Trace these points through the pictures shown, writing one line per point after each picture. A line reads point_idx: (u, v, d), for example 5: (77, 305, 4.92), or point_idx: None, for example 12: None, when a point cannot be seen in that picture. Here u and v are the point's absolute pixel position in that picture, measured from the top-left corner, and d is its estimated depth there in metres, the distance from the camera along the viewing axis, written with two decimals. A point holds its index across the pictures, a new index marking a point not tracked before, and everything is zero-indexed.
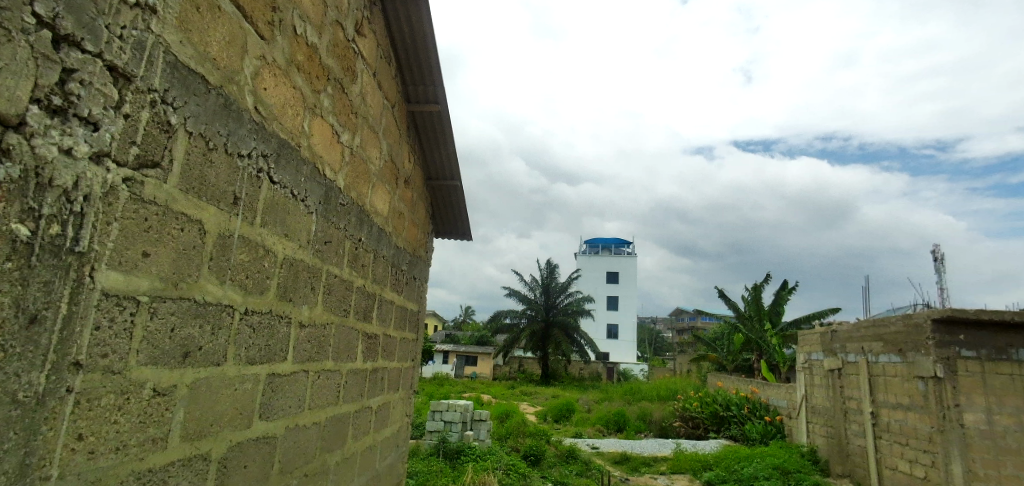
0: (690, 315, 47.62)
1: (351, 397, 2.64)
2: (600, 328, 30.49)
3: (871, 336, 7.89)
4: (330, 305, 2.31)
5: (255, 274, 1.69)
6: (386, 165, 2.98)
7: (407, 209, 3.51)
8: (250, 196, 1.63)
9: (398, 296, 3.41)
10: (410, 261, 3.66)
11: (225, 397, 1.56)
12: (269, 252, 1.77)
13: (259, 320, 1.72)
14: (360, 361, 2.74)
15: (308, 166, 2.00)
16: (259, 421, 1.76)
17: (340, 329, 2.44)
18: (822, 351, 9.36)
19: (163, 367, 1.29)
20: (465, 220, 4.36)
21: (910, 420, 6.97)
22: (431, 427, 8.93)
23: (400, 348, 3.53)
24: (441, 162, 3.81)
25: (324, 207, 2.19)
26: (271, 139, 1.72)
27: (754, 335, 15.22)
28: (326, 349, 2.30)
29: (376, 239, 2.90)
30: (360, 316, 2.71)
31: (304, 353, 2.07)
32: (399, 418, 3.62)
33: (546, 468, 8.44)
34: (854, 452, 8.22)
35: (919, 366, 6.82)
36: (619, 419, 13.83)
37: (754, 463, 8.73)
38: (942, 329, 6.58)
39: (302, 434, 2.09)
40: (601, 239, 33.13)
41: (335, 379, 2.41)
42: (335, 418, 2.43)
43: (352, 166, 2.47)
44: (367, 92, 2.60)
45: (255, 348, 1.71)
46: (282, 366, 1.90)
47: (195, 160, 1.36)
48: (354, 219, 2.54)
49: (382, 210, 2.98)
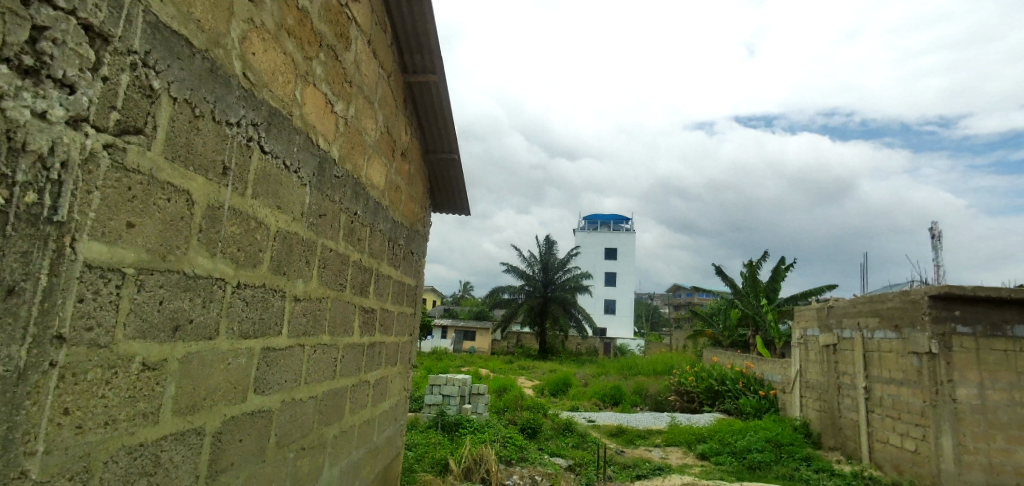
0: (687, 291, 47.85)
1: (348, 372, 2.63)
2: (597, 304, 30.67)
3: (868, 312, 7.92)
4: (325, 280, 2.27)
5: (247, 247, 1.64)
6: (382, 137, 2.91)
7: (404, 183, 3.44)
8: (240, 167, 1.57)
9: (395, 270, 3.37)
10: (407, 235, 3.62)
11: (218, 372, 1.54)
12: (262, 225, 1.72)
13: (252, 294, 1.69)
14: (357, 336, 2.72)
15: (301, 136, 1.94)
16: (254, 396, 1.74)
17: (337, 303, 2.41)
18: (818, 327, 9.41)
19: (152, 341, 1.26)
20: (464, 194, 4.30)
21: (903, 395, 7.04)
22: (430, 400, 9.00)
23: (397, 322, 3.51)
24: (439, 135, 3.73)
25: (319, 179, 2.13)
26: (261, 107, 1.66)
27: (750, 310, 15.32)
28: (323, 324, 2.27)
29: (372, 213, 2.85)
30: (357, 290, 2.69)
31: (300, 327, 2.05)
32: (397, 391, 3.62)
33: (542, 440, 8.56)
34: (846, 425, 8.33)
35: (914, 342, 6.86)
36: (615, 393, 13.99)
37: (747, 436, 8.86)
38: (939, 305, 6.59)
39: (298, 408, 2.07)
40: (599, 215, 33.06)
41: (331, 354, 2.39)
42: (332, 392, 2.42)
43: (347, 137, 2.41)
44: (362, 61, 2.53)
45: (248, 321, 1.68)
46: (277, 340, 1.87)
47: (180, 128, 1.31)
48: (350, 192, 2.49)
49: (378, 183, 2.92)
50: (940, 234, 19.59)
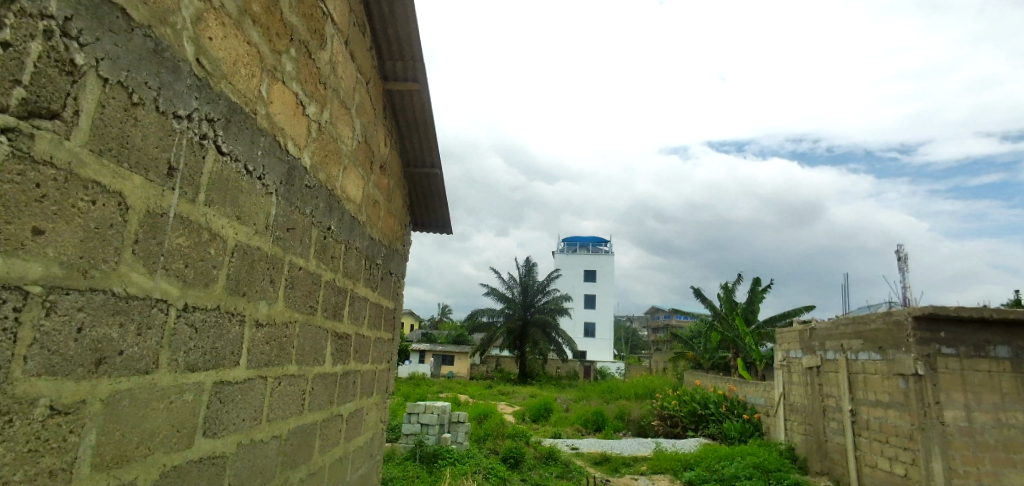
0: (665, 312, 47.98)
1: (319, 405, 2.35)
2: (577, 327, 30.45)
3: (851, 333, 7.87)
4: (293, 302, 2.02)
5: (198, 263, 1.40)
6: (360, 146, 2.69)
7: (382, 197, 3.22)
8: (190, 168, 1.34)
9: (373, 292, 3.13)
10: (386, 254, 3.39)
11: (156, 414, 1.28)
12: (217, 237, 1.48)
13: (203, 317, 1.44)
14: (329, 365, 2.46)
15: (266, 138, 1.72)
16: (203, 439, 1.48)
17: (306, 328, 2.15)
18: (800, 348, 9.34)
19: (65, 379, 1.01)
20: (445, 211, 4.09)
21: (890, 417, 6.93)
22: (408, 429, 8.61)
23: (374, 348, 3.25)
24: (420, 148, 3.54)
25: (287, 189, 1.91)
26: (219, 101, 1.44)
27: (729, 332, 15.27)
28: (289, 352, 2.01)
29: (348, 229, 2.61)
30: (330, 314, 2.44)
31: (261, 357, 1.79)
32: (373, 424, 3.34)
33: (525, 471, 8.21)
34: (833, 449, 8.21)
35: (899, 364, 6.75)
36: (597, 419, 13.69)
37: (734, 462, 8.65)
38: (923, 326, 6.50)
39: (258, 451, 1.80)
40: (578, 238, 33.08)
41: (299, 386, 2.12)
42: (299, 429, 2.14)
43: (320, 144, 2.19)
44: (338, 62, 2.32)
45: (197, 352, 1.42)
46: (233, 372, 1.61)
47: (113, 116, 1.08)
48: (323, 204, 2.26)
49: (355, 195, 2.69)
50: (906, 256, 20.20)
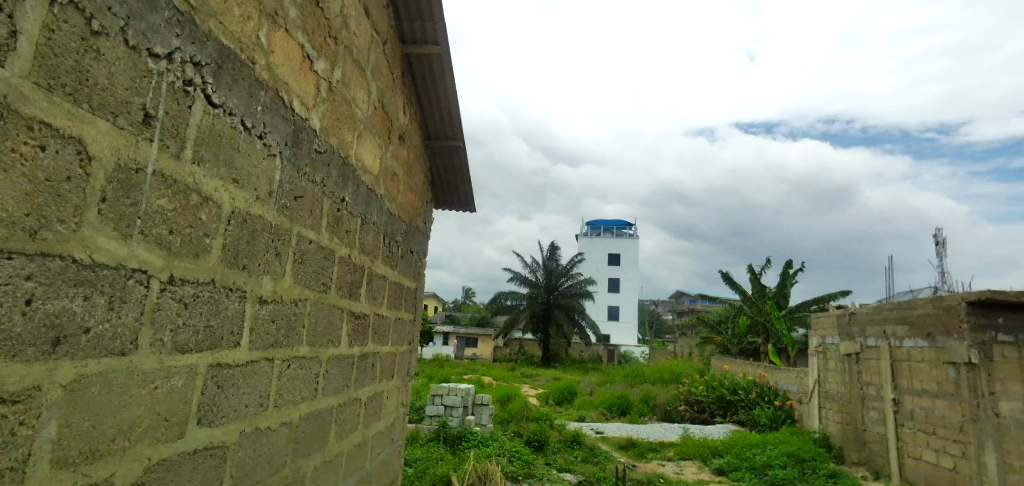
0: (690, 296, 47.30)
1: (334, 390, 2.19)
2: (601, 310, 30.16)
3: (895, 318, 7.45)
4: (303, 279, 1.84)
5: (187, 230, 1.22)
6: (376, 112, 2.50)
7: (401, 170, 3.02)
8: (172, 118, 1.15)
9: (392, 270, 2.95)
10: (406, 231, 3.21)
11: (138, 402, 1.11)
12: (209, 200, 1.30)
13: (195, 293, 1.26)
14: (345, 347, 2.29)
15: (268, 93, 1.53)
16: (197, 429, 1.31)
17: (318, 307, 1.98)
18: (838, 334, 8.94)
19: (12, 362, 0.85)
20: (469, 187, 3.89)
21: (937, 408, 6.56)
22: (431, 411, 8.53)
23: (394, 330, 3.08)
24: (441, 119, 3.33)
25: (294, 153, 1.72)
26: (208, 43, 1.25)
27: (759, 317, 14.81)
28: (299, 333, 1.84)
29: (364, 202, 2.43)
30: (346, 293, 2.27)
31: (267, 339, 1.62)
32: (394, 408, 3.18)
33: (550, 454, 8.09)
34: (872, 439, 7.87)
35: (950, 351, 6.39)
36: (622, 403, 13.50)
37: (767, 450, 8.36)
38: (978, 312, 6.12)
39: (265, 440, 1.64)
40: (603, 221, 32.59)
41: (312, 369, 1.95)
42: (312, 416, 1.98)
43: (332, 105, 1.99)
44: (351, 17, 2.11)
45: (188, 331, 1.25)
46: (233, 353, 1.44)
47: (64, 43, 0.90)
48: (336, 173, 2.07)
49: (371, 165, 2.50)
50: (945, 240, 19.34)
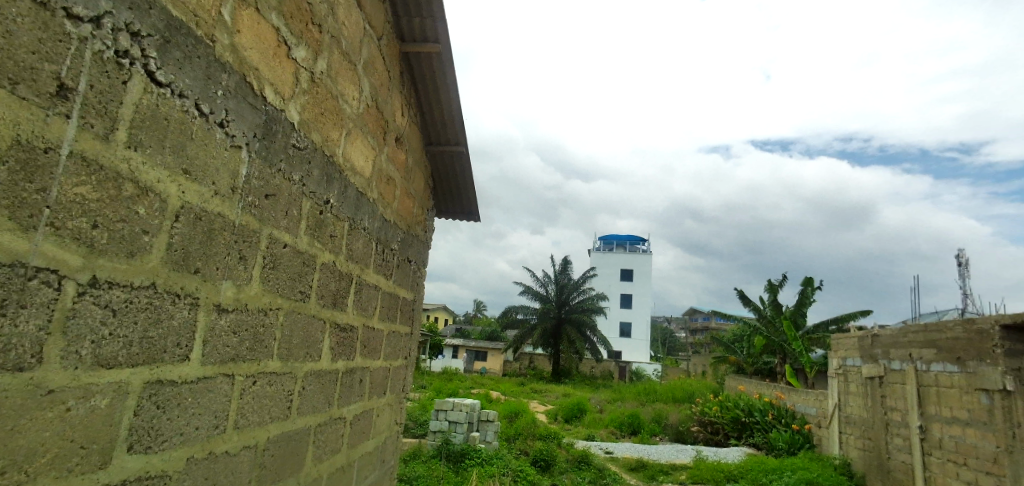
0: (704, 314, 46.60)
1: (312, 409, 2.00)
2: (613, 326, 29.73)
3: (922, 341, 7.10)
4: (274, 286, 1.66)
5: (116, 224, 1.05)
6: (369, 111, 2.33)
7: (398, 175, 2.86)
8: (100, 93, 0.99)
9: (386, 280, 2.77)
10: (402, 239, 3.03)
11: (41, 427, 0.94)
12: (150, 192, 1.13)
13: (127, 298, 1.09)
14: (327, 361, 2.10)
15: (232, 77, 1.37)
16: (129, 457, 1.13)
17: (293, 317, 1.80)
18: (859, 356, 8.57)
19: None
20: (472, 195, 3.72)
21: (968, 437, 6.19)
22: (435, 427, 8.27)
23: (388, 343, 2.89)
24: (443, 124, 3.17)
25: (265, 146, 1.55)
26: (150, 12, 1.10)
27: (776, 336, 14.38)
28: (269, 346, 1.66)
29: (352, 206, 2.25)
30: (329, 303, 2.09)
31: (225, 353, 1.43)
32: (386, 426, 2.99)
33: (556, 475, 7.80)
34: (897, 468, 7.48)
35: (983, 378, 6.03)
36: (633, 422, 13.14)
37: (784, 476, 7.98)
38: (1014, 337, 5.77)
39: (221, 466, 1.45)
40: (616, 236, 32.27)
41: (283, 387, 1.76)
42: (284, 438, 1.79)
43: (315, 98, 1.83)
44: (339, 5, 1.96)
45: (117, 342, 1.07)
46: (179, 369, 1.26)
47: None
48: (318, 172, 1.90)
49: (363, 167, 2.33)
50: (967, 259, 18.78)
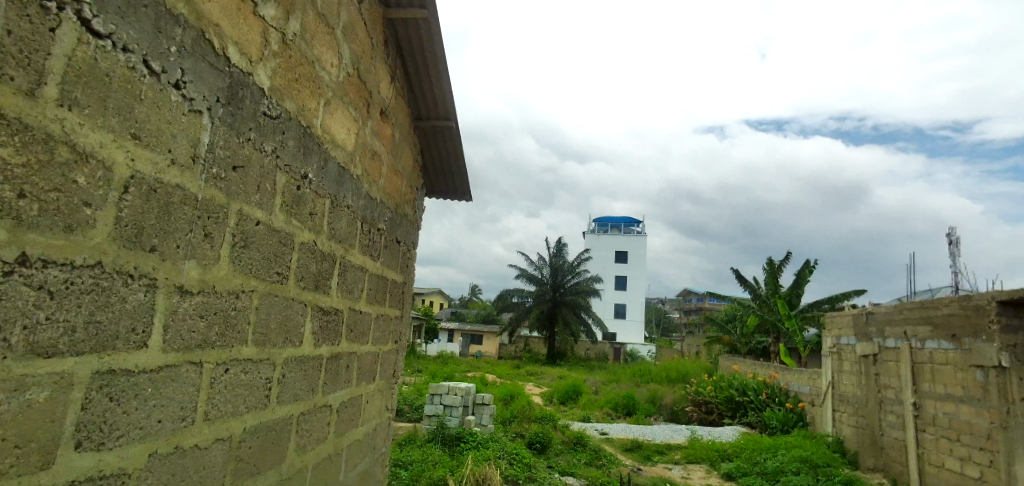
0: (698, 295, 46.84)
1: (294, 397, 1.89)
2: (607, 308, 29.79)
3: (918, 319, 7.08)
4: (247, 267, 1.53)
5: (49, 194, 0.93)
6: (350, 79, 2.19)
7: (384, 150, 2.72)
8: (21, 41, 0.86)
9: (373, 261, 2.65)
10: (390, 218, 2.91)
11: None
12: (90, 157, 1.00)
13: (67, 278, 0.97)
14: (309, 347, 1.98)
15: (187, 31, 1.23)
16: (76, 456, 1.02)
17: (269, 301, 1.67)
18: (854, 335, 8.57)
19: None
20: (463, 173, 3.58)
21: (962, 414, 6.19)
22: (430, 410, 8.23)
23: (376, 328, 2.78)
24: (431, 96, 3.02)
25: (231, 113, 1.41)
26: None
27: (770, 316, 14.39)
28: (243, 331, 1.54)
29: (334, 182, 2.12)
30: (310, 285, 1.97)
31: (190, 340, 1.31)
32: (376, 413, 2.89)
33: (552, 457, 7.78)
34: (890, 445, 7.52)
35: (978, 354, 6.02)
36: (628, 403, 13.17)
37: (779, 454, 8.01)
38: (1010, 313, 5.74)
39: (190, 461, 1.34)
40: (610, 218, 32.17)
41: (260, 374, 1.65)
42: (262, 429, 1.68)
43: (287, 62, 1.68)
44: None
45: (55, 327, 0.96)
46: (136, 357, 1.14)
47: None
48: (294, 144, 1.76)
49: (344, 140, 2.19)
50: (958, 239, 18.85)
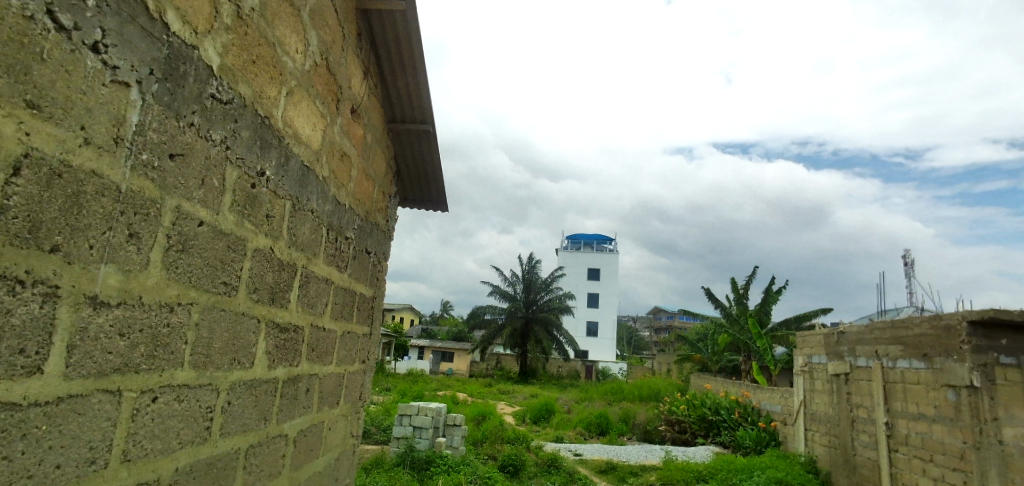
0: (668, 313, 47.25)
1: (241, 427, 1.63)
2: (579, 325, 29.69)
3: (888, 338, 7.12)
4: (184, 275, 1.29)
5: None
6: (317, 70, 1.97)
7: (355, 152, 2.50)
8: None
9: (339, 273, 2.41)
10: (360, 227, 2.67)
11: None
12: None
13: None
14: (261, 370, 1.73)
15: None
16: None
17: (214, 314, 1.44)
18: (825, 354, 8.59)
19: None
20: (439, 181, 3.38)
21: (935, 433, 6.18)
22: (398, 432, 7.85)
23: (342, 346, 2.53)
24: (407, 97, 2.82)
25: (169, 90, 1.18)
26: None
27: (740, 335, 14.46)
28: (177, 351, 1.29)
29: (297, 182, 1.89)
30: (265, 298, 1.72)
31: (105, 364, 1.07)
32: (339, 441, 2.62)
33: (525, 480, 7.49)
34: (862, 465, 7.51)
35: (949, 374, 6.05)
36: (601, 422, 12.98)
37: (754, 475, 7.89)
38: (980, 333, 5.77)
39: None
40: (583, 236, 32.26)
41: (199, 402, 1.40)
42: (201, 468, 1.42)
43: (243, 41, 1.47)
44: None
45: None
46: (23, 387, 0.90)
47: None
48: (249, 135, 1.54)
49: (309, 137, 1.97)
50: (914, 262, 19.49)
